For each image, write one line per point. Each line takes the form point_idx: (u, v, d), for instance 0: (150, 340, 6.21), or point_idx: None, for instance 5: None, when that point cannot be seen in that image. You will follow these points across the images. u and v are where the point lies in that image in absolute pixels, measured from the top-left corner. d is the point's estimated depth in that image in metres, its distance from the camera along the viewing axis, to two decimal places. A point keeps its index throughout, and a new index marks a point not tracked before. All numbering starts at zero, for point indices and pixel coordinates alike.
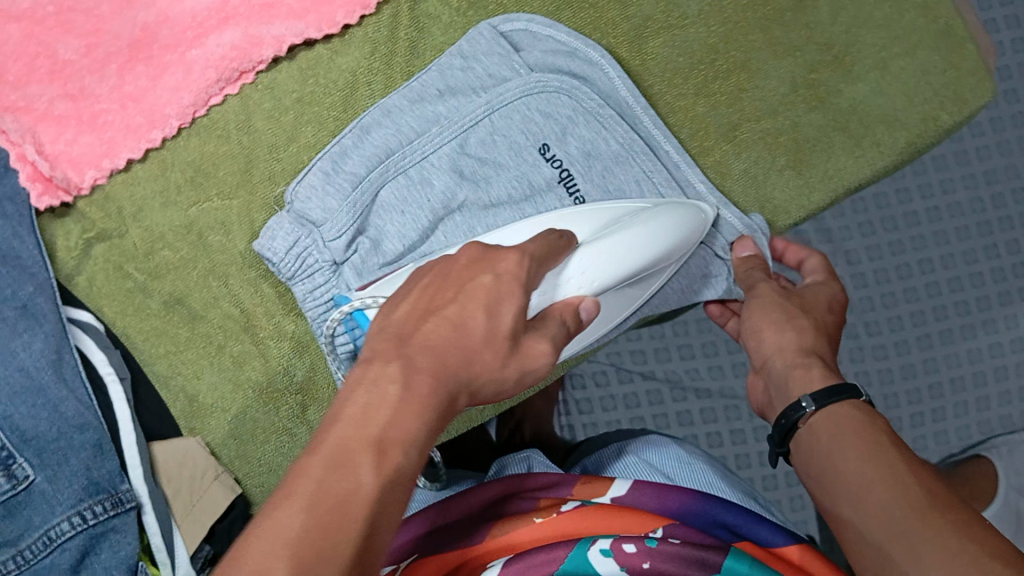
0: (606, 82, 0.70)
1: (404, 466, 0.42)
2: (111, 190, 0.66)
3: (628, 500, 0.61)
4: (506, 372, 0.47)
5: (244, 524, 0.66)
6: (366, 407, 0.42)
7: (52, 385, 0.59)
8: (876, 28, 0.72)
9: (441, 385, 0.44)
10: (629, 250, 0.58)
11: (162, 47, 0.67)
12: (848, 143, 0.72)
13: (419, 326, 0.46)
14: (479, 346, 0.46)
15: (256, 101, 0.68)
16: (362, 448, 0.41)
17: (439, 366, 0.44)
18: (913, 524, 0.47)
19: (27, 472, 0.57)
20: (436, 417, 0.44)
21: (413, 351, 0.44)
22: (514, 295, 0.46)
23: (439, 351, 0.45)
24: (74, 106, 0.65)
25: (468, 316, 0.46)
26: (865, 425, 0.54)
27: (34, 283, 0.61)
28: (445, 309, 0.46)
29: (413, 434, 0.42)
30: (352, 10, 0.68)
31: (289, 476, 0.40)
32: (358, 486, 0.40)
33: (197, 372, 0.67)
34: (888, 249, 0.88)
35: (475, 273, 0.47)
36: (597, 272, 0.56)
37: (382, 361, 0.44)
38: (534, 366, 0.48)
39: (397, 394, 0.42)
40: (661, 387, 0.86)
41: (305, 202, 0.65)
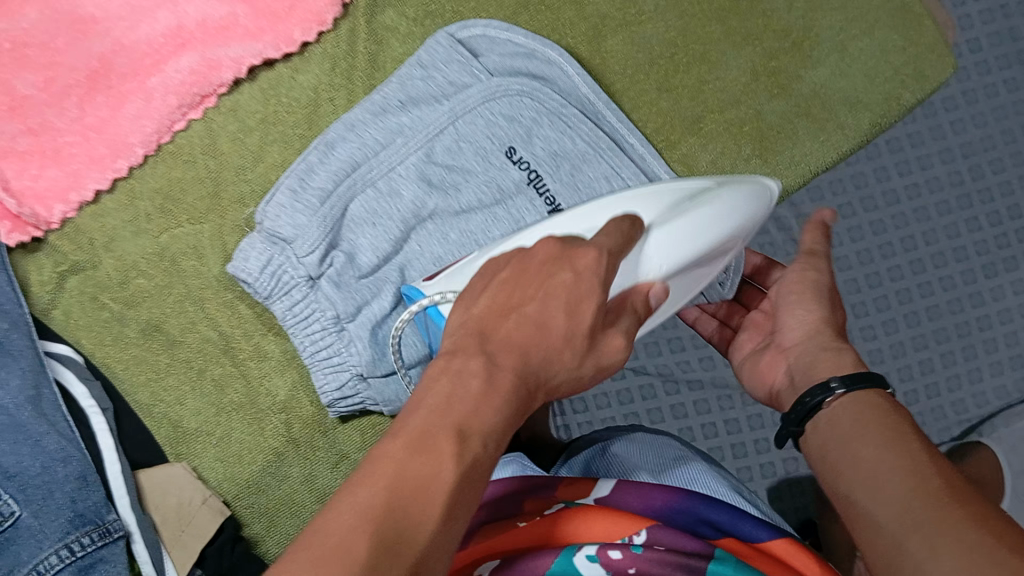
0: (566, 80, 0.70)
1: (484, 455, 0.39)
2: (81, 223, 0.67)
3: (613, 501, 0.61)
4: (580, 373, 0.45)
5: (235, 547, 0.65)
6: (451, 396, 0.40)
7: (32, 421, 0.60)
8: (833, 11, 0.73)
9: (522, 380, 0.42)
10: (696, 231, 0.49)
11: (120, 76, 0.66)
12: (812, 128, 0.72)
13: (499, 323, 0.43)
14: (562, 347, 0.43)
15: (220, 125, 0.68)
16: (444, 432, 0.38)
17: (524, 362, 0.42)
18: (930, 513, 0.45)
19: (13, 509, 0.58)
20: (519, 412, 0.42)
21: (493, 348, 0.42)
22: (596, 293, 0.43)
23: (524, 350, 0.43)
24: (37, 141, 0.65)
25: (551, 314, 0.43)
26: (881, 412, 0.52)
27: (8, 321, 0.61)
28: (527, 306, 0.43)
29: (499, 425, 0.40)
30: (309, 27, 0.69)
31: (370, 458, 0.38)
32: (436, 468, 0.37)
33: (179, 397, 0.67)
34: (869, 228, 0.81)
35: (554, 270, 0.44)
36: (666, 262, 0.48)
37: (465, 355, 0.41)
38: (604, 365, 0.46)
39: (479, 386, 0.40)
40: (653, 381, 0.82)
41: (274, 220, 0.64)
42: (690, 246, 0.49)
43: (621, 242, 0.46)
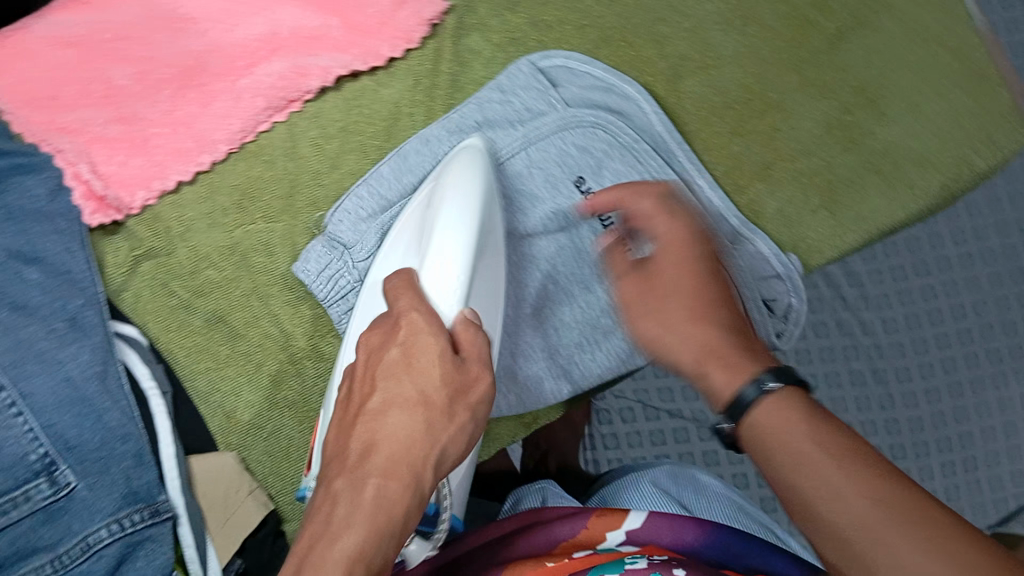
0: (641, 117, 0.71)
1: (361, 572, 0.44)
2: (160, 211, 0.68)
3: (644, 534, 0.62)
4: (460, 423, 0.50)
5: (275, 540, 0.68)
6: (315, 537, 0.46)
7: (97, 395, 0.61)
8: (907, 70, 0.74)
9: (393, 467, 0.48)
10: (445, 238, 0.55)
11: (212, 75, 0.68)
12: (881, 185, 0.73)
13: (362, 426, 0.49)
14: (421, 417, 0.49)
15: (302, 129, 0.70)
16: (301, 568, 0.44)
17: (383, 463, 0.48)
18: (854, 532, 0.42)
19: (69, 480, 0.60)
20: (396, 517, 0.47)
21: (361, 452, 0.48)
22: (427, 342, 0.51)
23: (384, 444, 0.48)
24: (126, 129, 0.66)
25: (397, 386, 0.50)
26: (783, 428, 0.47)
27: (84, 297, 0.63)
28: (370, 403, 0.50)
29: (362, 544, 0.45)
30: (397, 44, 0.70)
31: None
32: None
33: (234, 389, 0.68)
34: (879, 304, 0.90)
35: (382, 352, 0.51)
36: (449, 273, 0.54)
37: (336, 478, 0.48)
38: (474, 403, 0.51)
39: (344, 508, 0.46)
40: (686, 425, 0.86)
41: (337, 225, 0.67)
42: (452, 251, 0.55)
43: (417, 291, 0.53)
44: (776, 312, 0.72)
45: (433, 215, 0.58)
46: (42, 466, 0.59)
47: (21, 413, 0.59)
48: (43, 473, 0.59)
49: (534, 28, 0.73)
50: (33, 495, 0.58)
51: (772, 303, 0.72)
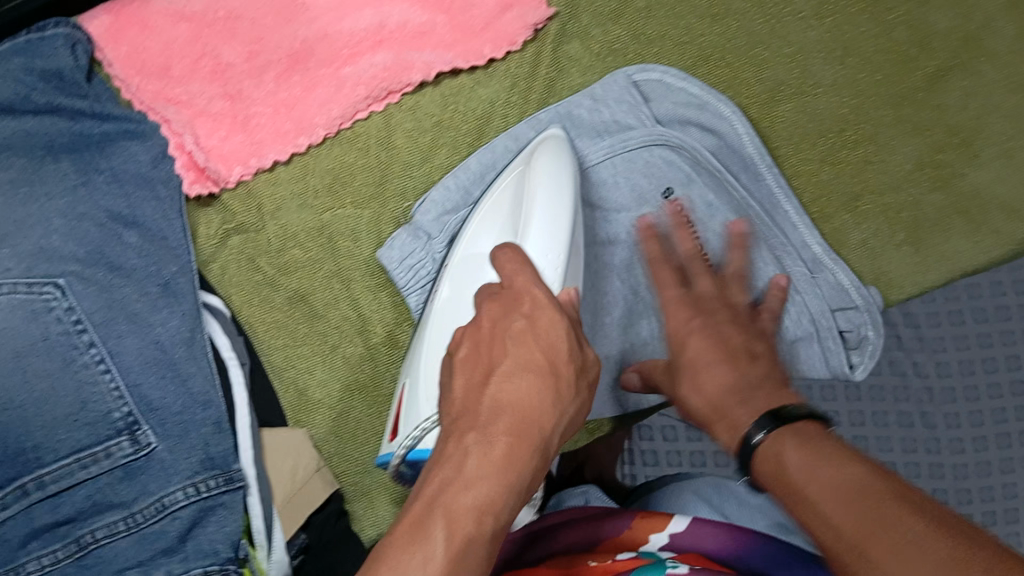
0: (734, 136, 0.72)
1: (479, 530, 0.43)
2: (254, 186, 0.70)
3: (686, 539, 0.59)
4: (580, 395, 0.50)
5: (338, 519, 0.69)
6: (444, 484, 0.44)
7: (183, 360, 0.63)
8: (1005, 115, 0.74)
9: (521, 437, 0.46)
10: (552, 222, 0.59)
11: (318, 61, 0.69)
12: (967, 227, 0.74)
13: (482, 393, 0.48)
14: (550, 383, 0.48)
15: (398, 121, 0.71)
16: (434, 513, 0.43)
17: (518, 423, 0.46)
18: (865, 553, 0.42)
19: (150, 440, 0.62)
20: (525, 478, 0.46)
21: (485, 415, 0.47)
22: (552, 325, 0.49)
23: (511, 410, 0.47)
24: (230, 106, 0.68)
25: (525, 355, 0.48)
26: (773, 467, 0.50)
27: (178, 264, 0.65)
28: (500, 365, 0.48)
29: (495, 494, 0.44)
30: (499, 46, 0.71)
31: (374, 555, 0.42)
32: (428, 554, 0.41)
33: (309, 367, 0.70)
34: (951, 342, 0.77)
35: (508, 321, 0.50)
36: (553, 252, 0.58)
37: (456, 436, 0.46)
38: (589, 375, 0.50)
39: (476, 463, 0.45)
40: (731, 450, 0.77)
41: (423, 214, 0.69)
42: (557, 234, 0.58)
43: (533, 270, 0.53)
44: (850, 343, 0.73)
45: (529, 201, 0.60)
46: (125, 425, 0.61)
47: (109, 371, 0.61)
48: (126, 432, 0.61)
49: (634, 41, 0.73)
50: (114, 451, 0.60)
51: (846, 335, 0.73)
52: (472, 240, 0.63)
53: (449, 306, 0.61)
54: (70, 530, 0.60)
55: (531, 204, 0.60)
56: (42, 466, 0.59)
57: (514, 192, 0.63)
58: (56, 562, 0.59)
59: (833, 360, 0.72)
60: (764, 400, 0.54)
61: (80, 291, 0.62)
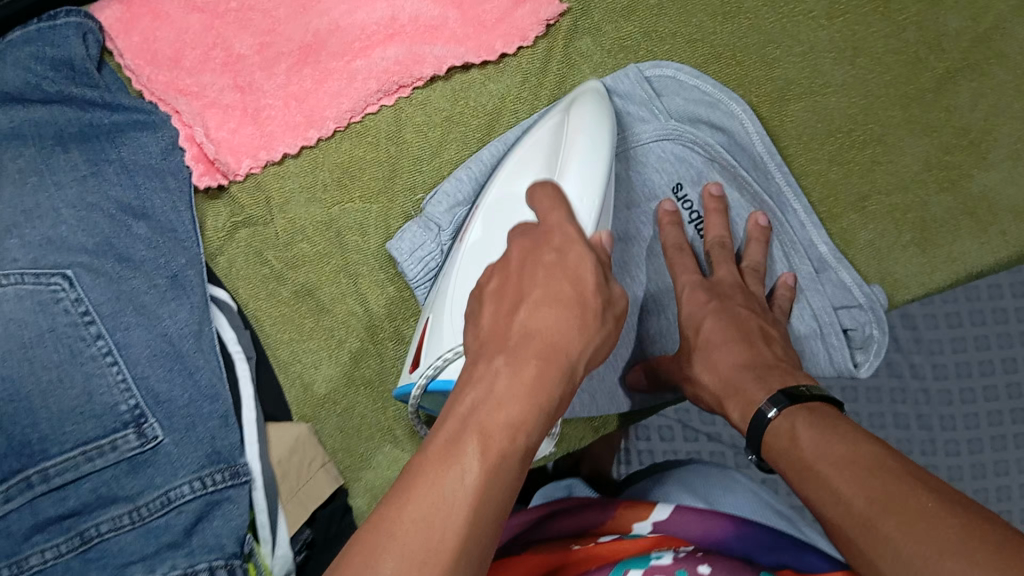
0: (744, 135, 0.72)
1: (511, 452, 0.41)
2: (263, 179, 0.69)
3: (671, 525, 0.60)
4: (608, 330, 0.46)
5: (344, 514, 0.69)
6: (475, 402, 0.42)
7: (191, 353, 0.63)
8: (1015, 118, 0.74)
9: (548, 368, 0.43)
10: (586, 163, 0.59)
11: (329, 55, 0.69)
12: (975, 229, 0.75)
13: (512, 317, 0.45)
14: (578, 312, 0.45)
15: (408, 115, 0.71)
16: (467, 434, 0.41)
17: (546, 348, 0.43)
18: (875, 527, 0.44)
19: (157, 433, 0.61)
20: (555, 403, 0.43)
21: (513, 341, 0.44)
22: (583, 256, 0.46)
23: (541, 336, 0.44)
24: (241, 98, 0.68)
25: (556, 286, 0.45)
26: (787, 443, 0.52)
27: (187, 256, 0.65)
28: (530, 293, 0.45)
29: (526, 416, 0.42)
30: (511, 41, 0.70)
31: (406, 473, 0.41)
32: (461, 475, 0.39)
33: (315, 362, 0.70)
34: (948, 344, 0.80)
35: (540, 253, 0.47)
36: (586, 188, 0.58)
37: (485, 357, 0.44)
38: (619, 312, 0.47)
39: (506, 382, 0.42)
40: (725, 449, 0.79)
41: (435, 207, 0.68)
42: (594, 176, 0.58)
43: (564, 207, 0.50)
44: (854, 341, 0.73)
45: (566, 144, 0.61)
46: (131, 418, 0.60)
47: (115, 363, 0.61)
48: (132, 425, 0.60)
49: (646, 38, 0.73)
50: (120, 445, 0.60)
51: (851, 333, 0.73)
52: (508, 180, 0.62)
53: (479, 245, 0.61)
54: (73, 524, 0.59)
55: (571, 143, 0.60)
56: (47, 459, 0.58)
57: (551, 138, 0.63)
58: (59, 555, 0.58)
59: (837, 356, 0.72)
60: (776, 378, 0.57)
61: (88, 283, 0.61)
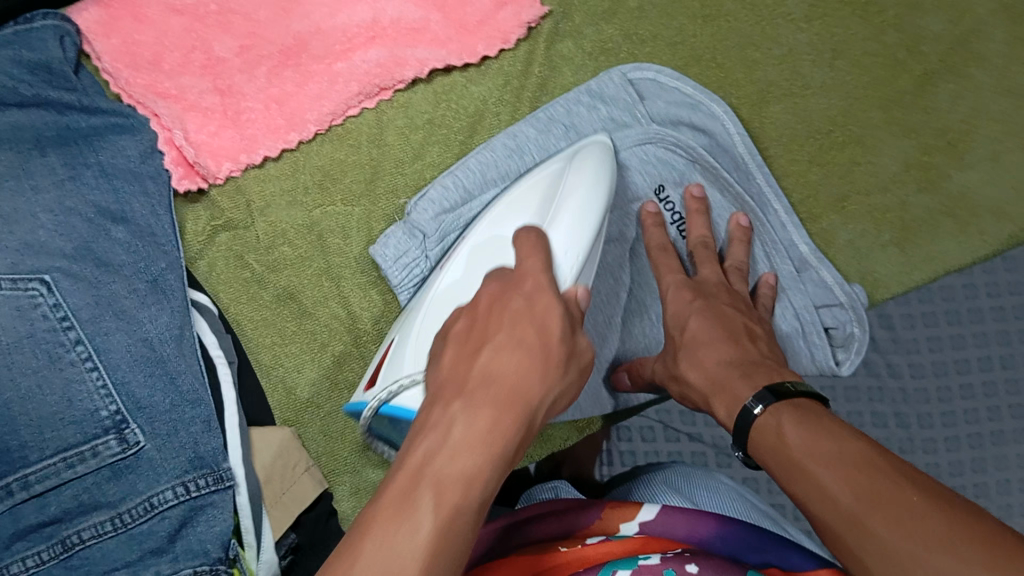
0: (726, 136, 0.72)
1: (468, 500, 0.40)
2: (243, 183, 0.69)
3: (657, 525, 0.60)
4: (569, 379, 0.48)
5: (329, 520, 0.68)
6: (429, 452, 0.42)
7: (172, 358, 0.63)
8: (993, 120, 0.75)
9: (509, 412, 0.43)
10: (575, 224, 0.58)
11: (311, 56, 0.69)
12: (954, 228, 0.75)
13: (472, 361, 0.46)
14: (541, 359, 0.46)
15: (389, 118, 0.71)
16: (421, 485, 0.40)
17: (505, 396, 0.44)
18: (871, 522, 0.44)
19: (139, 438, 0.61)
20: (513, 448, 0.43)
21: (472, 385, 0.44)
22: (550, 308, 0.48)
23: (500, 380, 0.44)
24: (221, 100, 0.67)
25: (520, 332, 0.46)
26: (775, 441, 0.52)
27: (167, 260, 0.65)
28: (494, 338, 0.47)
29: (483, 467, 0.41)
30: (492, 43, 0.70)
31: (356, 525, 0.39)
32: (415, 528, 0.38)
33: (298, 365, 0.69)
34: (926, 342, 0.79)
35: (505, 301, 0.49)
36: (571, 247, 0.57)
37: (441, 405, 0.44)
38: (582, 365, 0.49)
39: (463, 429, 0.42)
40: (706, 449, 0.79)
41: (421, 213, 0.68)
42: (583, 233, 0.58)
43: (543, 260, 0.52)
44: (836, 339, 0.74)
45: (561, 195, 0.60)
46: (112, 424, 0.60)
47: (96, 368, 0.60)
48: (113, 430, 0.60)
49: (627, 41, 0.73)
50: (101, 451, 0.59)
51: (832, 332, 0.74)
52: (498, 222, 0.61)
53: (455, 284, 0.60)
54: (56, 531, 0.58)
55: (562, 202, 0.59)
56: (26, 466, 0.57)
57: (548, 186, 0.62)
58: (42, 563, 0.57)
59: (819, 356, 0.73)
60: (762, 375, 0.57)
61: (68, 287, 0.61)
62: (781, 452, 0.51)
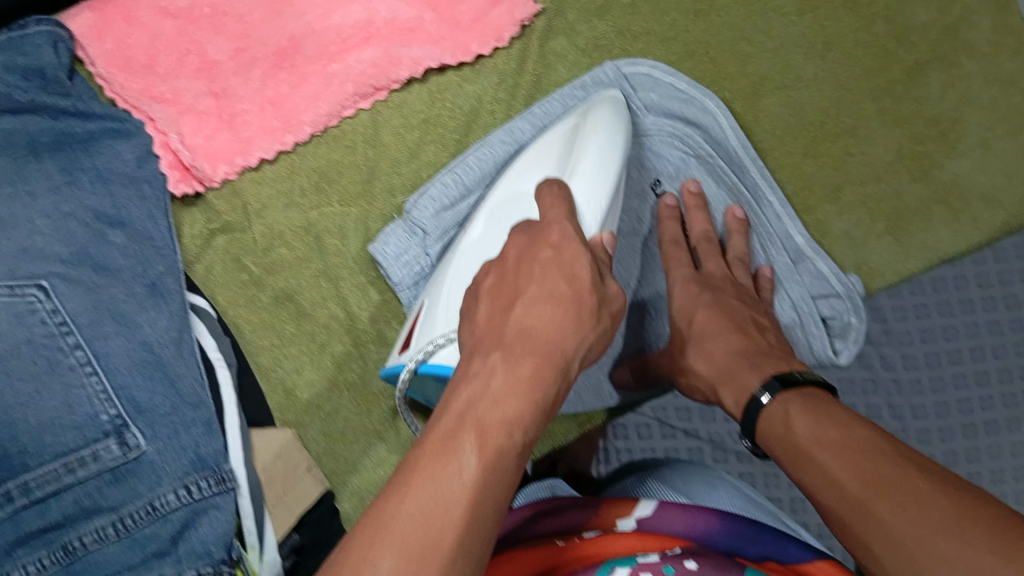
0: (718, 130, 0.72)
1: (508, 448, 0.41)
2: (240, 186, 0.69)
3: (654, 522, 0.60)
4: (605, 329, 0.48)
5: (332, 520, 0.67)
6: (470, 401, 0.42)
7: (172, 361, 0.63)
8: (982, 108, 0.76)
9: (547, 364, 0.44)
10: (598, 173, 0.59)
11: (306, 58, 0.69)
12: (948, 217, 0.75)
13: (508, 314, 0.46)
14: (574, 309, 0.46)
15: (385, 118, 0.71)
16: (465, 429, 0.40)
17: (540, 346, 0.44)
18: (877, 508, 0.44)
19: (139, 441, 0.61)
20: (550, 398, 0.43)
21: (510, 335, 0.44)
22: (579, 258, 0.48)
23: (537, 333, 0.45)
24: (217, 104, 0.67)
25: (552, 283, 0.46)
26: (781, 429, 0.53)
27: (165, 264, 0.65)
28: (525, 292, 0.46)
29: (522, 414, 0.42)
30: (486, 41, 0.71)
31: (399, 470, 0.40)
32: (462, 468, 0.39)
33: (298, 366, 0.69)
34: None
35: (534, 251, 0.49)
36: (593, 198, 0.58)
37: (480, 354, 0.44)
38: (615, 312, 0.48)
39: (502, 380, 0.42)
40: (702, 446, 0.78)
41: (421, 211, 0.68)
42: (602, 179, 0.59)
43: (567, 210, 0.52)
44: (833, 329, 0.73)
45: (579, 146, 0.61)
46: (112, 427, 0.60)
47: (95, 373, 0.60)
48: (113, 434, 0.60)
49: (619, 37, 0.73)
50: (102, 455, 0.59)
51: (829, 322, 0.74)
52: (520, 177, 0.62)
53: (479, 244, 0.61)
54: (58, 536, 0.58)
55: (584, 148, 0.60)
56: (27, 471, 0.57)
57: (566, 138, 0.62)
58: (42, 569, 0.57)
59: (818, 346, 0.72)
60: (770, 365, 0.58)
61: (66, 292, 0.61)
62: (789, 440, 0.52)
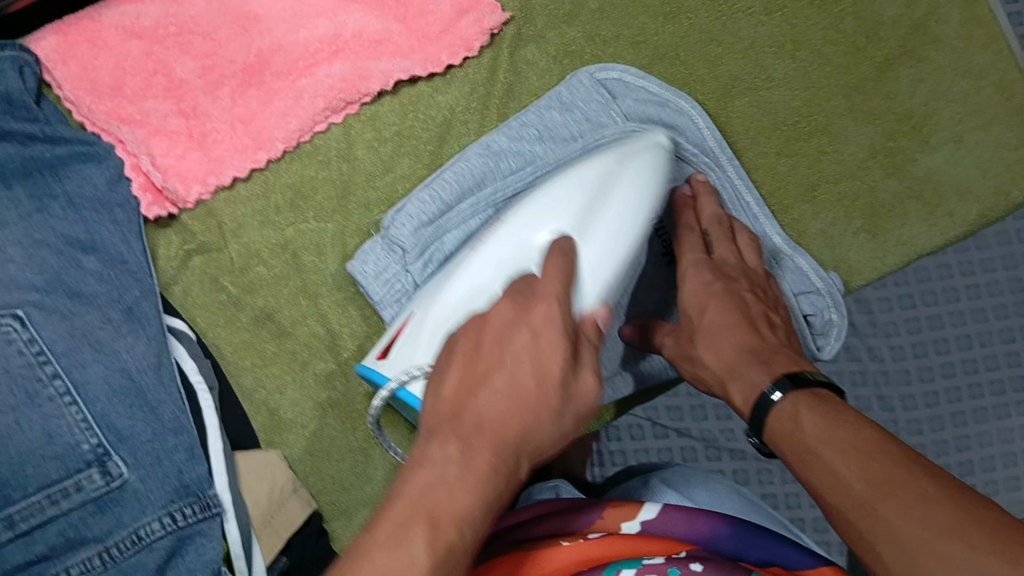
0: (695, 130, 0.72)
1: (456, 541, 0.42)
2: (214, 206, 0.69)
3: (658, 525, 0.58)
4: (569, 418, 0.47)
5: (320, 538, 0.67)
6: (422, 489, 0.43)
7: (151, 387, 0.62)
8: (953, 101, 0.76)
9: (500, 459, 0.44)
10: (608, 243, 0.58)
11: (273, 74, 0.69)
12: (922, 211, 0.76)
13: (472, 397, 0.45)
14: (538, 404, 0.45)
15: (358, 131, 0.71)
16: (414, 523, 0.42)
17: (492, 445, 0.45)
18: (888, 512, 0.44)
19: (122, 470, 0.60)
20: (501, 488, 0.44)
21: (468, 424, 0.45)
22: (557, 345, 0.46)
23: (495, 424, 0.45)
24: (186, 123, 0.67)
25: (521, 376, 0.45)
26: (790, 426, 0.52)
27: (140, 288, 0.63)
28: (495, 371, 0.46)
29: (473, 507, 0.43)
30: (456, 52, 0.71)
31: (348, 555, 0.42)
32: (403, 571, 0.40)
33: (279, 387, 0.68)
34: (903, 326, 0.79)
35: (512, 332, 0.46)
36: (600, 269, 0.57)
37: (440, 438, 0.45)
38: (584, 405, 0.47)
39: (454, 475, 0.43)
40: (695, 445, 0.79)
41: (398, 228, 0.67)
42: (613, 250, 0.58)
43: (565, 284, 0.49)
44: (816, 327, 0.73)
45: (591, 216, 0.59)
46: (94, 456, 0.59)
47: (74, 402, 0.59)
48: (96, 463, 0.59)
49: (589, 43, 0.74)
50: (85, 485, 0.58)
51: (812, 319, 0.73)
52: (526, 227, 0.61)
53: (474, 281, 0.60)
54: (44, 569, 0.57)
55: (597, 219, 0.59)
56: (10, 505, 0.56)
57: (580, 199, 0.61)
58: None
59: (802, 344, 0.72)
60: (781, 364, 0.57)
61: (40, 320, 0.60)
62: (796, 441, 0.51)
